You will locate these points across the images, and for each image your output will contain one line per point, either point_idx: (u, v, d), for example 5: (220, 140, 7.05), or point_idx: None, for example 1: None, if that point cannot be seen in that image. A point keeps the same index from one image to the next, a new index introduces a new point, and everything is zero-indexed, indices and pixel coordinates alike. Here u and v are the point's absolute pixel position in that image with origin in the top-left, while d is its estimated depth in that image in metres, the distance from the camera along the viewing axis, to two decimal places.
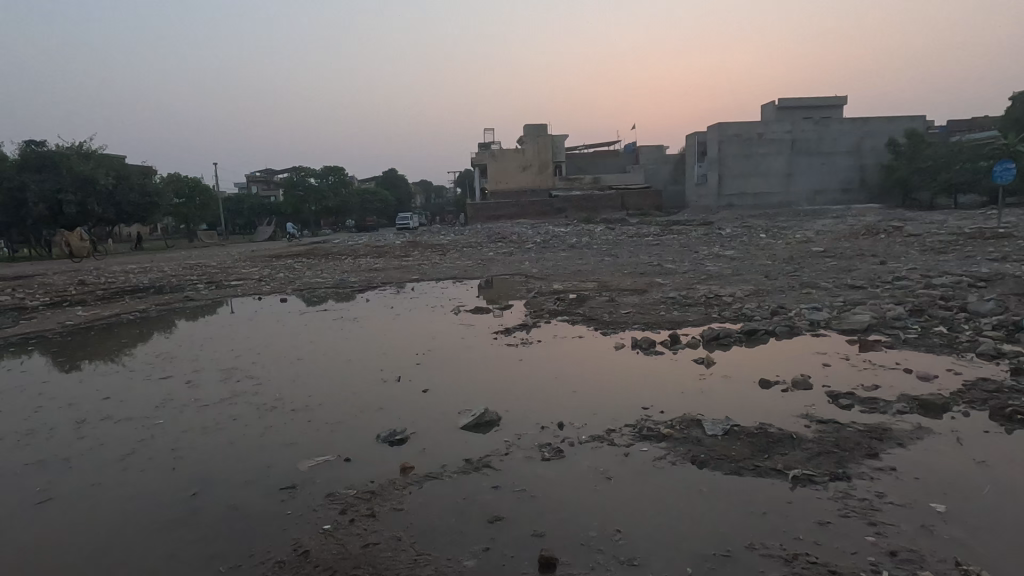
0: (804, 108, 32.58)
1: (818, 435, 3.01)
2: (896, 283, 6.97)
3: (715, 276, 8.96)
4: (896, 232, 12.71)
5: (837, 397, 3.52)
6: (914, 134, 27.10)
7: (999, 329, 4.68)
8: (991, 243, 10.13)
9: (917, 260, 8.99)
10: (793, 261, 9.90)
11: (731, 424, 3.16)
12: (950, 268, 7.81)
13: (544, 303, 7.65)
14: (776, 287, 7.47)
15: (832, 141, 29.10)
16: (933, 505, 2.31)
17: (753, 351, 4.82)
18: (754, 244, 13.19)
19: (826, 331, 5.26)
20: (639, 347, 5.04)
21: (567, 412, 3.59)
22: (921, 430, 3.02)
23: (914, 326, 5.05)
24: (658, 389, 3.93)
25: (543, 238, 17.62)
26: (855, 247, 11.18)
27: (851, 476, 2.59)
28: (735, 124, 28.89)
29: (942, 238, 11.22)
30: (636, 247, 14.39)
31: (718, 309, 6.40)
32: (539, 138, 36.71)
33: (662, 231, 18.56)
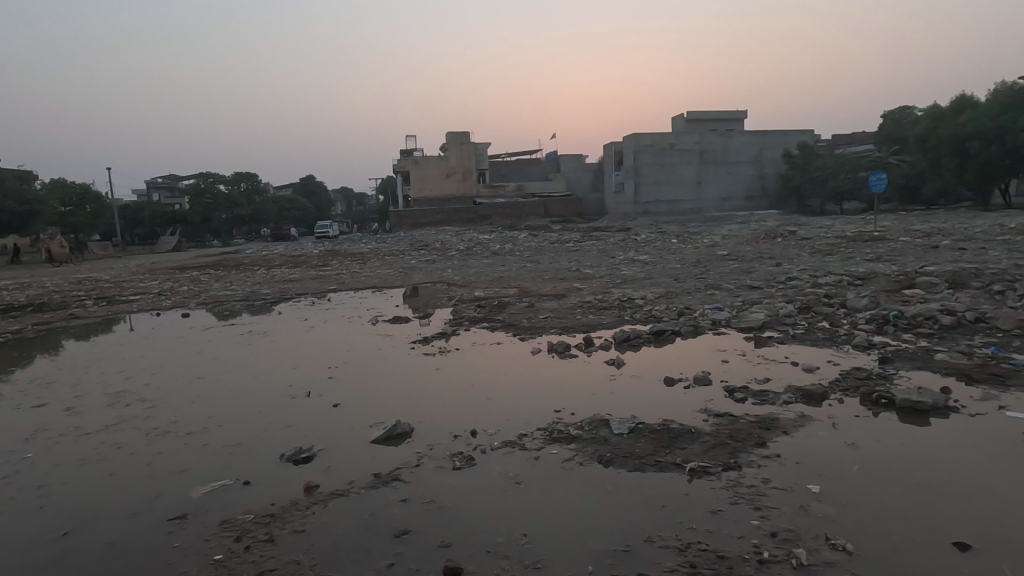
0: (711, 121, 34.86)
1: (714, 428, 3.20)
2: (787, 283, 7.59)
3: (629, 280, 9.33)
4: (791, 236, 13.87)
5: (733, 391, 3.76)
6: (805, 146, 29.70)
7: (871, 322, 5.20)
8: (868, 245, 11.27)
9: (807, 261, 9.83)
10: (701, 264, 10.53)
11: (636, 422, 3.30)
12: (835, 268, 8.60)
13: (464, 310, 7.64)
14: (684, 289, 7.89)
15: (736, 152, 31.32)
16: (809, 486, 2.52)
17: (660, 351, 5.05)
18: (667, 249, 13.91)
19: (726, 329, 5.62)
20: (554, 351, 5.15)
21: (481, 419, 3.60)
22: (803, 418, 3.29)
23: (801, 322, 5.50)
24: (571, 391, 4.03)
25: (466, 246, 17.64)
26: (756, 250, 12.05)
27: (741, 465, 2.76)
28: (649, 135, 30.37)
29: (829, 241, 12.36)
30: (557, 253, 14.74)
31: (630, 312, 6.66)
32: (462, 145, 36.73)
33: (583, 237, 19.12)
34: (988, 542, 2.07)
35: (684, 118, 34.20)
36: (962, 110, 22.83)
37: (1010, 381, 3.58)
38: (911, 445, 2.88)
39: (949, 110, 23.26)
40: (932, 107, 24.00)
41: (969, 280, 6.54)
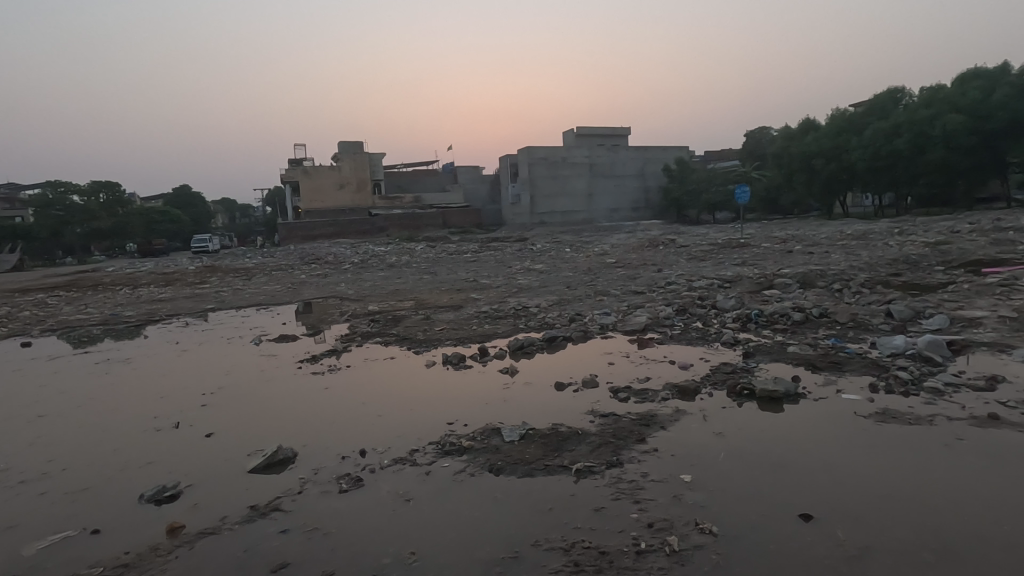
0: (598, 136, 36.82)
1: (599, 428, 3.35)
2: (667, 287, 8.19)
3: (525, 289, 9.54)
4: (672, 244, 14.98)
5: (617, 392, 3.96)
6: (682, 161, 32.33)
7: (737, 320, 5.74)
8: (735, 251, 12.50)
9: (685, 267, 10.66)
10: (592, 272, 11.05)
11: (527, 429, 3.36)
12: (709, 273, 9.41)
13: (357, 325, 7.38)
14: (575, 297, 8.22)
15: (621, 166, 33.35)
16: (682, 476, 2.71)
17: (552, 357, 5.20)
18: (561, 258, 14.44)
19: (613, 332, 5.92)
20: (449, 362, 5.12)
21: (372, 437, 3.49)
22: (678, 413, 3.54)
23: (678, 323, 5.94)
24: (464, 402, 4.02)
25: (361, 259, 17.10)
26: (641, 258, 12.85)
27: (623, 462, 2.91)
28: (542, 148, 31.40)
29: (703, 248, 13.50)
30: (455, 264, 14.75)
31: (525, 320, 6.79)
32: (355, 155, 35.64)
33: (481, 248, 19.27)
34: (827, 509, 2.35)
35: (573, 133, 35.82)
36: (808, 131, 26.12)
37: (845, 367, 4.12)
38: (768, 430, 3.21)
39: (798, 131, 26.50)
40: (785, 128, 27.20)
41: (815, 280, 7.46)
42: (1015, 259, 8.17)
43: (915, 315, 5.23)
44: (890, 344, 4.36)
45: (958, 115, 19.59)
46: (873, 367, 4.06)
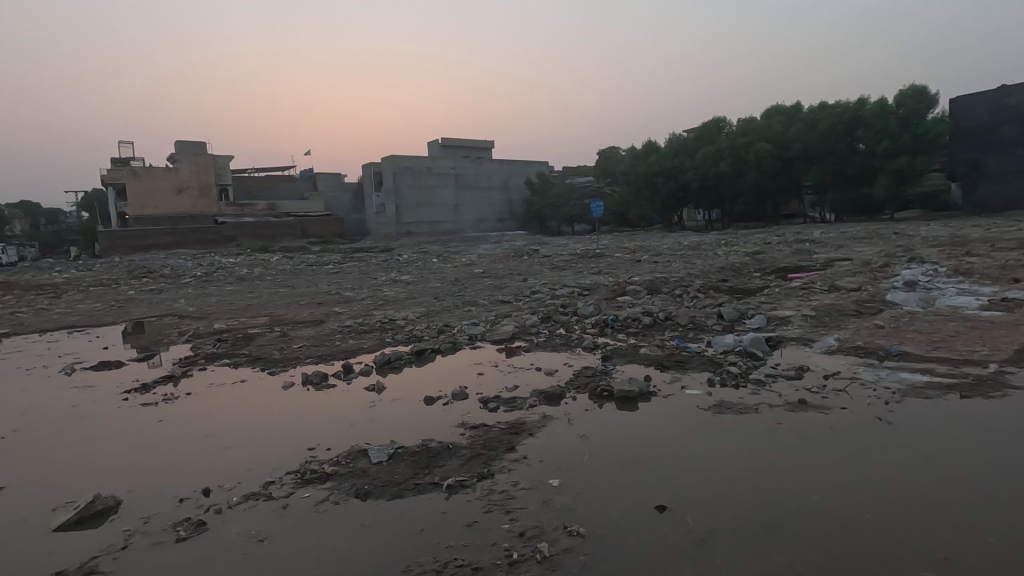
0: (463, 148, 37.26)
1: (469, 440, 3.33)
2: (532, 296, 8.49)
3: (391, 301, 9.25)
4: (535, 254, 15.61)
5: (487, 402, 3.98)
6: (542, 175, 33.95)
7: (596, 325, 6.11)
8: (591, 261, 13.41)
9: (548, 276, 11.17)
10: (459, 282, 11.08)
11: (396, 447, 3.23)
12: (569, 281, 9.95)
13: (200, 346, 6.58)
14: (444, 308, 8.17)
15: (486, 178, 34.09)
16: (550, 481, 2.79)
17: (422, 370, 5.09)
18: (428, 268, 14.33)
19: (481, 342, 5.97)
20: (310, 383, 4.76)
21: (217, 473, 3.10)
22: (545, 419, 3.65)
23: (543, 331, 6.16)
24: (327, 424, 3.77)
25: (205, 271, 15.40)
26: (506, 268, 13.17)
27: (494, 473, 2.91)
28: (407, 157, 30.83)
29: (564, 258, 14.25)
30: (316, 276, 13.91)
31: (392, 333, 6.57)
32: (196, 156, 32.14)
33: (344, 259, 18.43)
34: (677, 500, 2.56)
35: (438, 143, 35.84)
36: (650, 152, 28.96)
37: (688, 364, 4.59)
38: (627, 427, 3.45)
39: (642, 151, 29.23)
40: (632, 148, 29.86)
41: (661, 287, 8.23)
42: (811, 266, 9.79)
43: (741, 316, 6.00)
44: (722, 343, 4.93)
45: (766, 144, 23.21)
46: (710, 363, 4.56)
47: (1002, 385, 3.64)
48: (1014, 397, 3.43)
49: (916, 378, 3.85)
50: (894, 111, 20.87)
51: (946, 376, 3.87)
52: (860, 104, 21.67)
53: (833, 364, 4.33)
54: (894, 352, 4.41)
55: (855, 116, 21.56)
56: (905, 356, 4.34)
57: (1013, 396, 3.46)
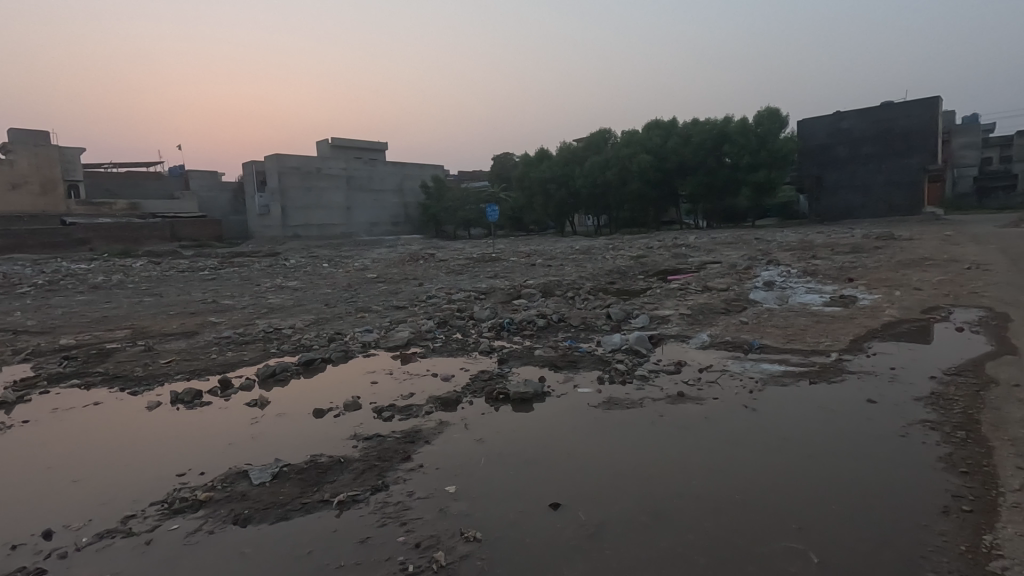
0: (354, 148, 35.96)
1: (362, 452, 3.20)
2: (428, 301, 8.39)
3: (276, 309, 8.65)
4: (431, 259, 15.43)
5: (381, 411, 3.85)
6: (438, 178, 33.71)
7: (492, 329, 6.16)
8: (487, 264, 13.55)
9: (444, 280, 11.10)
10: (351, 288, 10.66)
11: (280, 466, 3.02)
12: (465, 286, 9.96)
13: (41, 366, 5.69)
14: (334, 315, 7.80)
15: (379, 180, 33.17)
16: (447, 488, 2.76)
17: (312, 381, 4.82)
18: (317, 274, 13.63)
19: (376, 350, 5.77)
20: (180, 402, 4.29)
21: (63, 512, 2.70)
22: (441, 425, 3.60)
23: (439, 336, 6.09)
24: (202, 445, 3.44)
25: (48, 279, 13.39)
26: (401, 273, 12.87)
27: (388, 484, 2.82)
28: (292, 156, 28.78)
29: (459, 262, 14.22)
30: (189, 283, 12.66)
31: (277, 344, 6.14)
32: (38, 147, 28.19)
33: (221, 264, 16.98)
34: (570, 497, 2.64)
35: (327, 143, 34.25)
36: (543, 158, 29.91)
37: (579, 364, 4.77)
38: (523, 428, 3.51)
39: (535, 157, 30.08)
40: (525, 155, 30.64)
41: (554, 290, 8.49)
42: (687, 268, 10.65)
43: (626, 316, 6.37)
44: (610, 343, 5.19)
45: (647, 155, 24.98)
46: (600, 362, 4.77)
47: (840, 371, 4.20)
48: (849, 381, 3.98)
49: (774, 368, 4.33)
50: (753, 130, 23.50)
51: (798, 364, 4.39)
52: (726, 123, 24.10)
53: (707, 358, 4.73)
54: (757, 345, 4.92)
55: (722, 133, 23.91)
56: (765, 349, 4.86)
57: (849, 380, 4.01)
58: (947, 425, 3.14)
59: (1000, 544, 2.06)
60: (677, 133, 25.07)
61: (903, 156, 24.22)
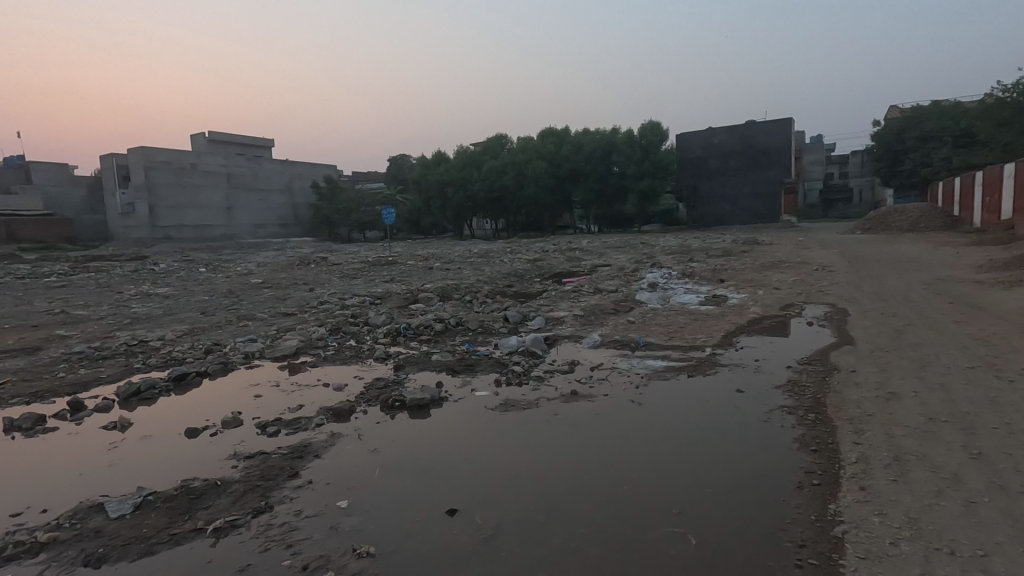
0: (236, 144, 33.41)
1: (243, 472, 2.96)
2: (319, 307, 7.98)
3: (141, 319, 7.76)
4: (323, 262, 14.72)
5: (266, 426, 3.59)
6: (331, 179, 32.30)
7: (388, 335, 5.99)
8: (384, 268, 13.19)
9: (338, 285, 10.63)
10: (233, 294, 9.85)
11: (144, 495, 2.70)
12: (360, 290, 9.60)
13: None
14: (212, 323, 7.16)
15: (265, 179, 31.08)
16: (338, 504, 2.63)
17: (184, 398, 4.38)
18: (192, 279, 12.45)
19: (260, 360, 5.38)
20: (18, 430, 3.69)
21: None
22: (333, 437, 3.43)
23: (331, 343, 5.81)
24: (43, 478, 2.98)
25: None
26: (290, 277, 12.11)
27: (272, 505, 2.63)
28: (162, 151, 26.12)
29: (354, 266, 13.70)
30: (30, 292, 10.98)
31: (143, 358, 5.51)
32: None
33: (74, 269, 14.94)
34: (466, 502, 2.63)
35: (204, 136, 31.48)
36: (440, 161, 29.72)
37: (477, 367, 4.78)
38: (420, 434, 3.46)
39: (432, 160, 29.79)
40: (423, 157, 30.27)
41: (452, 294, 8.45)
42: (581, 271, 11.09)
43: (523, 318, 6.49)
44: (507, 345, 5.25)
45: (542, 162, 25.81)
46: (497, 364, 4.82)
47: (714, 364, 4.60)
48: (721, 373, 4.37)
49: (657, 363, 4.64)
50: (638, 141, 25.19)
51: (678, 360, 4.74)
52: (614, 134, 25.59)
53: (598, 357, 4.95)
54: (642, 343, 5.24)
55: (610, 143, 25.35)
56: (649, 346, 5.20)
57: (721, 372, 4.40)
58: (800, 409, 3.54)
59: (842, 510, 2.35)
60: (570, 141, 26.18)
61: (764, 170, 27.14)
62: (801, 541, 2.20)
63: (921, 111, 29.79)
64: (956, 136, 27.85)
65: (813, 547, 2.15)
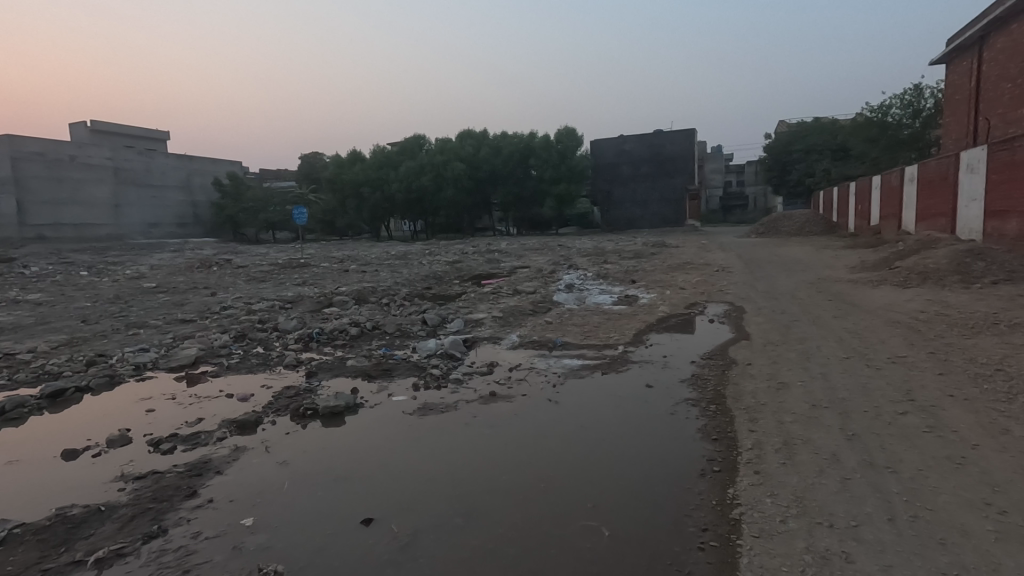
0: (125, 136, 30.55)
1: (132, 495, 2.70)
2: (222, 312, 7.45)
3: (8, 330, 6.85)
4: (227, 265, 13.77)
5: (159, 444, 3.29)
6: (235, 176, 30.35)
7: (300, 341, 5.71)
8: (296, 271, 12.57)
9: (244, 289, 10.00)
10: (121, 300, 8.96)
11: (10, 529, 2.39)
12: (268, 294, 9.08)
13: None
14: (96, 333, 6.47)
15: (160, 174, 28.63)
16: (243, 522, 2.47)
17: (60, 416, 3.92)
18: (72, 284, 11.20)
19: (153, 372, 4.93)
20: None
21: None
22: (237, 451, 3.22)
23: (236, 351, 5.44)
24: None
25: None
26: (189, 281, 11.23)
27: (167, 529, 2.42)
28: (33, 140, 23.28)
29: (262, 268, 12.91)
30: None
31: (9, 373, 4.87)
32: None
33: None
34: (382, 510, 2.56)
35: (86, 126, 28.43)
36: (356, 160, 28.72)
37: (394, 372, 4.67)
38: (333, 443, 3.34)
39: (347, 159, 28.72)
40: (337, 156, 29.18)
41: (368, 297, 8.21)
42: (500, 273, 11.19)
43: (442, 321, 6.43)
44: (425, 348, 5.18)
45: (461, 164, 25.83)
46: (415, 368, 4.75)
47: (626, 361, 4.80)
48: (632, 369, 4.57)
49: (573, 362, 4.78)
50: (554, 146, 25.92)
51: (593, 358, 4.90)
52: (531, 138, 26.08)
53: (516, 358, 5.02)
54: (559, 343, 5.35)
55: (528, 147, 25.88)
56: (566, 346, 5.33)
57: (632, 368, 4.60)
58: (702, 401, 3.79)
59: (738, 494, 2.54)
60: (488, 144, 26.43)
61: (671, 177, 28.78)
62: (703, 525, 2.34)
63: (805, 126, 32.84)
64: (834, 149, 31.03)
65: (714, 530, 2.30)
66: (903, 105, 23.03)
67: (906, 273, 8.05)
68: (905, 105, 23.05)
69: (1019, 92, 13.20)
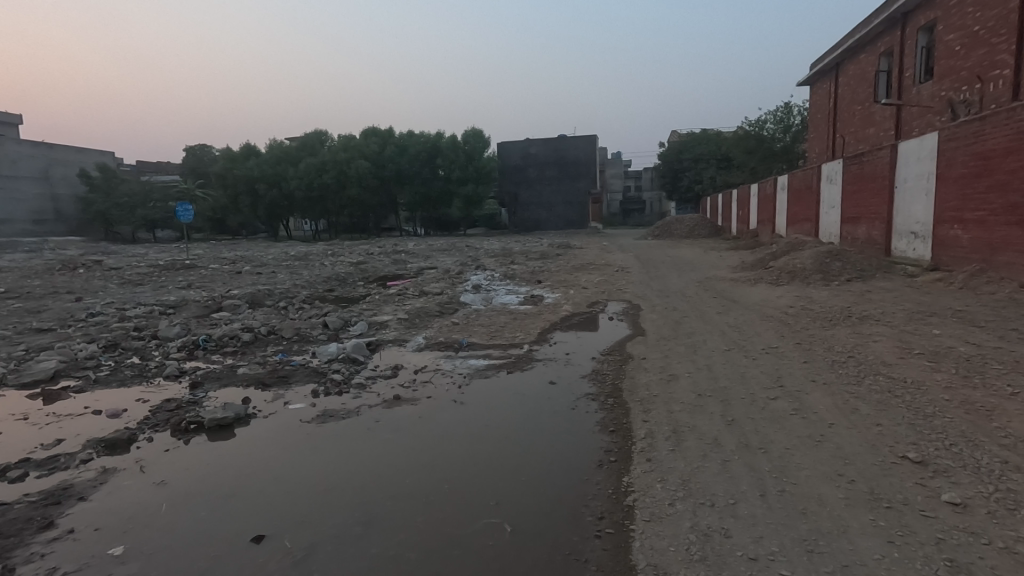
0: None
1: None
2: (89, 320, 6.65)
3: None
4: (97, 267, 12.30)
5: (6, 472, 2.88)
6: (105, 168, 27.28)
7: (183, 349, 5.23)
8: (179, 273, 11.53)
9: (116, 293, 9.01)
10: None
11: None
12: (146, 298, 8.24)
13: None
14: None
15: (10, 164, 25.03)
16: (111, 551, 2.23)
17: None
18: None
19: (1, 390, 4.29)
20: None
21: None
22: (106, 473, 2.89)
23: (106, 363, 4.88)
24: None
25: None
26: (47, 285, 9.90)
27: (14, 568, 2.12)
28: None
29: (140, 270, 11.69)
30: None
31: None
32: None
33: None
34: (274, 526, 2.41)
35: None
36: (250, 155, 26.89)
37: (291, 379, 4.42)
38: (222, 458, 3.10)
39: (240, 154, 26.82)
40: (228, 149, 27.17)
41: (263, 300, 7.72)
42: (405, 274, 10.99)
43: (344, 324, 6.19)
44: (326, 353, 4.96)
45: (365, 162, 25.09)
46: (314, 374, 4.53)
47: (531, 360, 4.90)
48: (537, 367, 4.68)
49: (479, 363, 4.80)
50: (461, 147, 25.98)
51: (499, 358, 4.95)
52: (438, 139, 25.95)
53: (421, 359, 4.95)
54: (465, 344, 5.37)
55: (435, 147, 25.72)
56: (472, 346, 5.34)
57: (537, 367, 4.71)
58: (602, 395, 3.96)
59: (632, 481, 2.69)
60: (394, 143, 25.91)
61: (575, 181, 29.84)
62: (600, 513, 2.45)
63: (694, 137, 35.43)
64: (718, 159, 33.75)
65: (609, 518, 2.41)
66: (776, 120, 25.59)
67: (779, 273, 8.93)
68: (777, 121, 25.62)
69: (866, 114, 15.08)
